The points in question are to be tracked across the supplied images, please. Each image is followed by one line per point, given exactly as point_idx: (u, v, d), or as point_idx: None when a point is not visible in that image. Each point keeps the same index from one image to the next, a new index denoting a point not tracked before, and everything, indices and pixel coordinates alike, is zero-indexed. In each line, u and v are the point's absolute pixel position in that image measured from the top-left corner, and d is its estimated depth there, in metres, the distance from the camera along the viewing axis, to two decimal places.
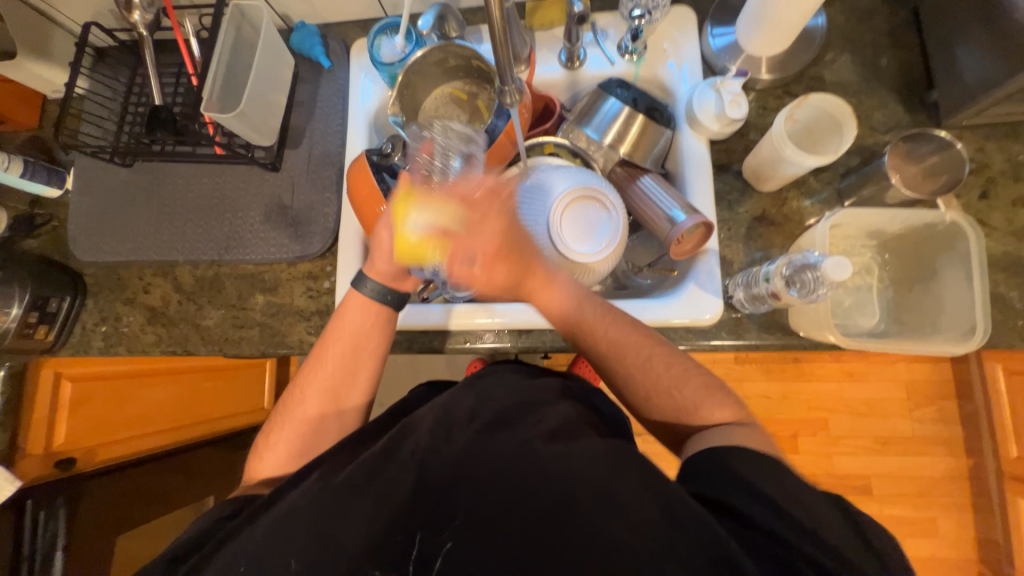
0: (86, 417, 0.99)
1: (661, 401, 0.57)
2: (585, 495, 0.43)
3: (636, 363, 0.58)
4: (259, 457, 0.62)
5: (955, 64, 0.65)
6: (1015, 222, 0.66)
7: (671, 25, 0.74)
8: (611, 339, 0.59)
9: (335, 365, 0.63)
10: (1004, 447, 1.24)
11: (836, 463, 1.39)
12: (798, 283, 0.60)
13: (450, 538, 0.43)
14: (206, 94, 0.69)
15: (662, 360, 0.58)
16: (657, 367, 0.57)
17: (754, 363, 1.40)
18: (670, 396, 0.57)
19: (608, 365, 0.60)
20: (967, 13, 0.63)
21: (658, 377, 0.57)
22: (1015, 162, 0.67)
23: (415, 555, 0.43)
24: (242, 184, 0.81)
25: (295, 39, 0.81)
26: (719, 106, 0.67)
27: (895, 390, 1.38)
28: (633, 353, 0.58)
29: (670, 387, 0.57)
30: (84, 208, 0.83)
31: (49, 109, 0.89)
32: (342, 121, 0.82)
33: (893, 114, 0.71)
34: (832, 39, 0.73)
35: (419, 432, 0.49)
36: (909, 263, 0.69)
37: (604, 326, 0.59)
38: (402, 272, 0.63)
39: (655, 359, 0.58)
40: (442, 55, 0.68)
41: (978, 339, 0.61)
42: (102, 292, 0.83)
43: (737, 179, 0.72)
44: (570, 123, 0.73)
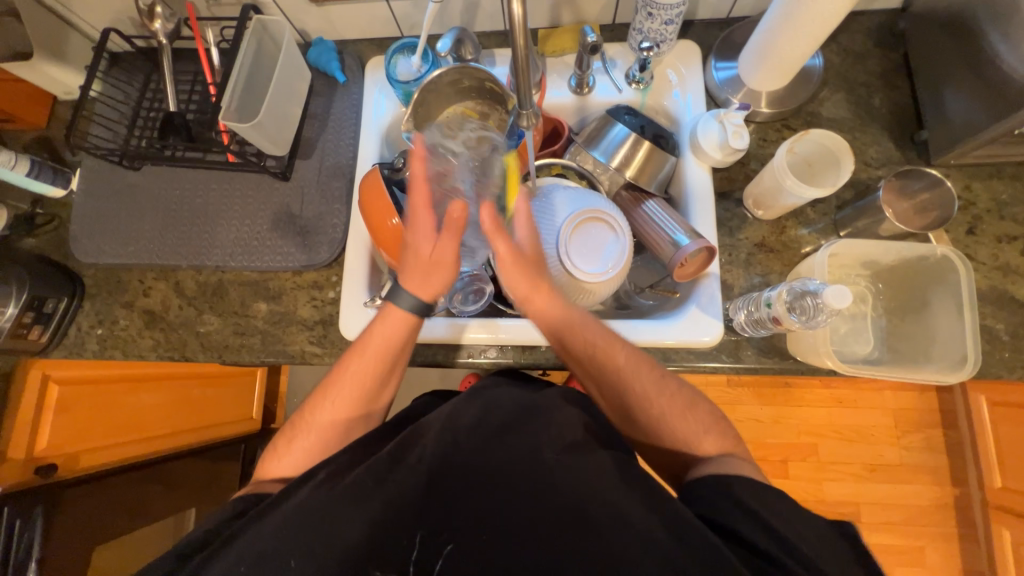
0: (72, 420, 0.96)
1: (663, 425, 0.57)
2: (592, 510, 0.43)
3: (647, 392, 0.58)
4: (277, 457, 0.61)
5: (943, 107, 0.69)
6: (1000, 257, 0.69)
7: (677, 58, 0.78)
8: (626, 364, 0.58)
9: (367, 375, 0.62)
10: (989, 477, 1.26)
11: (826, 489, 1.39)
12: (798, 308, 0.61)
13: (450, 541, 0.45)
14: (225, 103, 0.70)
15: (671, 386, 0.59)
16: (669, 395, 0.58)
17: (746, 386, 1.42)
18: (681, 422, 0.57)
19: (614, 390, 0.59)
20: (955, 60, 0.67)
21: (668, 407, 0.57)
22: (999, 201, 0.71)
23: (415, 559, 0.44)
24: (251, 192, 0.82)
25: (313, 54, 0.83)
26: (722, 136, 0.70)
27: (883, 417, 1.40)
28: (644, 380, 0.58)
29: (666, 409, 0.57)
30: (88, 209, 0.83)
31: (59, 110, 0.89)
32: (354, 134, 0.83)
33: (885, 151, 0.74)
34: (827, 79, 0.77)
35: (427, 438, 0.49)
36: (901, 292, 0.71)
37: (619, 349, 0.59)
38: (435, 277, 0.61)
39: (666, 389, 0.58)
40: (457, 75, 0.70)
41: (970, 370, 0.62)
42: (101, 294, 0.82)
43: (738, 207, 0.74)
44: (578, 145, 0.75)
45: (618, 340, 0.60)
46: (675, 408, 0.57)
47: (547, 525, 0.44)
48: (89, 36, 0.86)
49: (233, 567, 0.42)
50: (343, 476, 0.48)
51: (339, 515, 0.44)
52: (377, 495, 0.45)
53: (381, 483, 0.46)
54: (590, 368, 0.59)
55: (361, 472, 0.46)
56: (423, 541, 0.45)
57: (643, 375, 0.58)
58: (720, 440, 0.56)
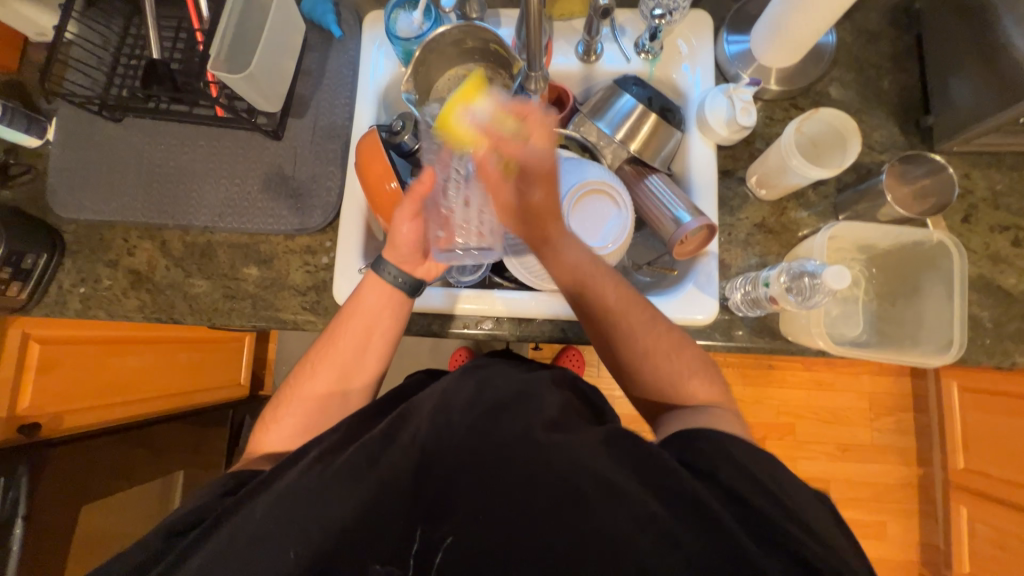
0: (57, 381, 0.94)
1: (644, 364, 0.58)
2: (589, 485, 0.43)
3: (646, 346, 0.58)
4: (267, 427, 0.61)
5: (951, 93, 0.69)
6: (991, 247, 0.70)
7: (689, 28, 0.75)
8: (618, 303, 0.59)
9: (348, 343, 0.62)
10: (953, 458, 1.32)
11: (801, 467, 1.45)
12: (796, 289, 0.62)
13: (450, 532, 0.45)
14: (213, 51, 0.65)
15: (663, 329, 0.59)
16: (658, 335, 0.59)
17: (732, 366, 1.46)
18: (663, 367, 0.58)
19: (604, 325, 0.60)
20: (967, 44, 0.66)
21: (654, 347, 0.58)
22: (996, 190, 0.71)
23: (416, 549, 0.46)
24: (241, 151, 0.78)
25: (307, 4, 0.79)
26: (730, 112, 0.69)
27: (859, 400, 1.45)
28: (640, 332, 0.59)
29: (675, 370, 0.58)
30: (66, 161, 0.79)
31: (31, 53, 0.83)
32: (351, 94, 0.80)
33: (890, 135, 0.74)
34: (839, 59, 0.76)
35: (421, 415, 0.49)
36: (893, 277, 0.72)
37: (613, 288, 0.59)
38: (419, 255, 0.63)
39: (669, 341, 0.59)
40: (460, 35, 0.67)
41: (955, 353, 0.65)
42: (83, 251, 0.79)
43: (740, 186, 0.74)
44: (582, 115, 0.73)
45: (623, 285, 0.60)
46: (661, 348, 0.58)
47: (549, 499, 0.44)
48: None
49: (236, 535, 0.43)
50: (340, 452, 0.48)
51: (339, 485, 0.44)
52: (376, 466, 0.45)
53: (378, 459, 0.46)
54: (583, 299, 0.60)
55: (354, 450, 0.46)
56: (424, 536, 0.46)
57: (633, 316, 0.59)
58: None
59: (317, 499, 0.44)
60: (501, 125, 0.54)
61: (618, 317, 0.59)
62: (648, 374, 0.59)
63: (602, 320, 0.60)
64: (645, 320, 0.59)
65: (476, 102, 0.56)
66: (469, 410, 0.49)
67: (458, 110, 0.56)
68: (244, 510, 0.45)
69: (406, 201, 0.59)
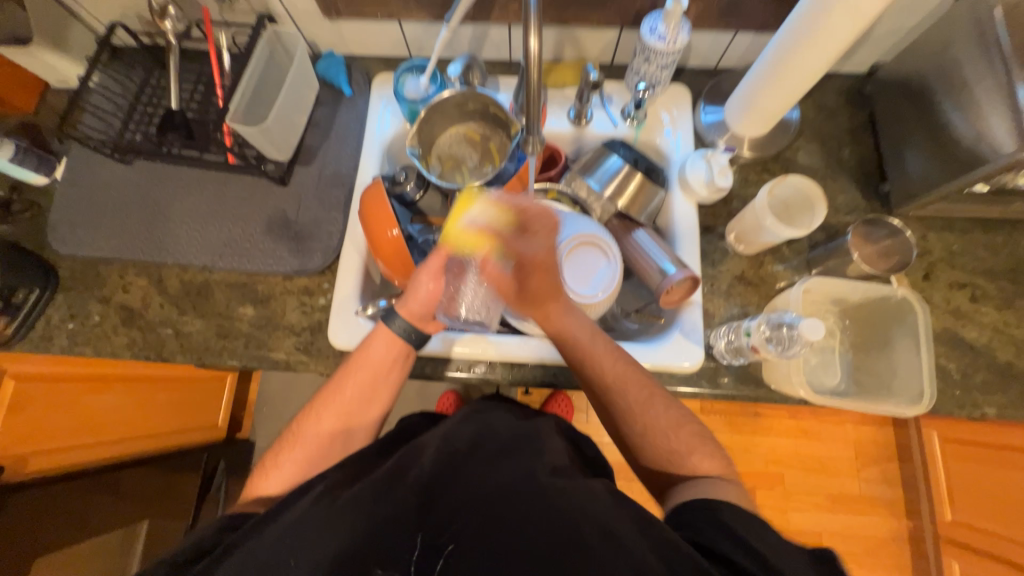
0: (27, 419, 0.89)
1: (647, 435, 0.60)
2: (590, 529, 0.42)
3: (643, 408, 0.61)
4: (265, 474, 0.59)
5: (903, 164, 0.77)
6: (952, 302, 0.76)
7: (670, 99, 0.83)
8: (617, 377, 0.61)
9: (353, 393, 0.62)
10: (940, 511, 1.32)
11: (791, 519, 1.44)
12: (776, 339, 0.65)
13: (451, 540, 0.44)
14: (233, 106, 0.71)
15: (661, 402, 0.61)
16: (655, 411, 0.60)
17: (718, 414, 1.47)
18: (663, 437, 0.60)
19: (607, 399, 0.62)
20: (913, 124, 0.75)
21: (654, 421, 0.60)
22: (951, 251, 0.78)
23: (416, 557, 0.43)
24: (247, 194, 0.82)
25: (321, 66, 0.85)
26: (708, 174, 0.75)
27: (845, 449, 1.46)
28: (635, 394, 0.61)
29: (668, 429, 0.60)
30: (71, 199, 0.81)
31: (49, 97, 0.87)
32: (357, 146, 0.84)
33: (853, 199, 0.81)
34: (803, 131, 0.84)
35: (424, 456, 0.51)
36: (866, 329, 0.76)
37: (612, 360, 0.62)
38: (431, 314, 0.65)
39: (663, 403, 0.61)
40: (462, 99, 0.74)
41: (925, 404, 0.68)
42: (76, 287, 0.79)
43: (720, 241, 0.79)
44: (574, 172, 0.78)
45: (617, 352, 0.63)
46: (660, 423, 0.60)
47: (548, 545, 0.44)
48: (91, 28, 0.84)
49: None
50: (340, 491, 0.48)
51: (338, 523, 0.44)
52: (377, 506, 0.46)
53: (380, 497, 0.46)
54: (584, 372, 0.63)
55: (361, 486, 0.47)
56: (424, 543, 0.44)
57: (634, 391, 0.61)
58: (707, 467, 0.58)
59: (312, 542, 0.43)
60: (502, 226, 0.59)
61: (614, 383, 0.61)
62: (651, 444, 0.60)
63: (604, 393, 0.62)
64: (639, 382, 0.62)
65: (472, 208, 0.59)
66: (473, 451, 0.51)
67: (457, 220, 0.59)
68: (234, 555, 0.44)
69: (432, 259, 0.63)
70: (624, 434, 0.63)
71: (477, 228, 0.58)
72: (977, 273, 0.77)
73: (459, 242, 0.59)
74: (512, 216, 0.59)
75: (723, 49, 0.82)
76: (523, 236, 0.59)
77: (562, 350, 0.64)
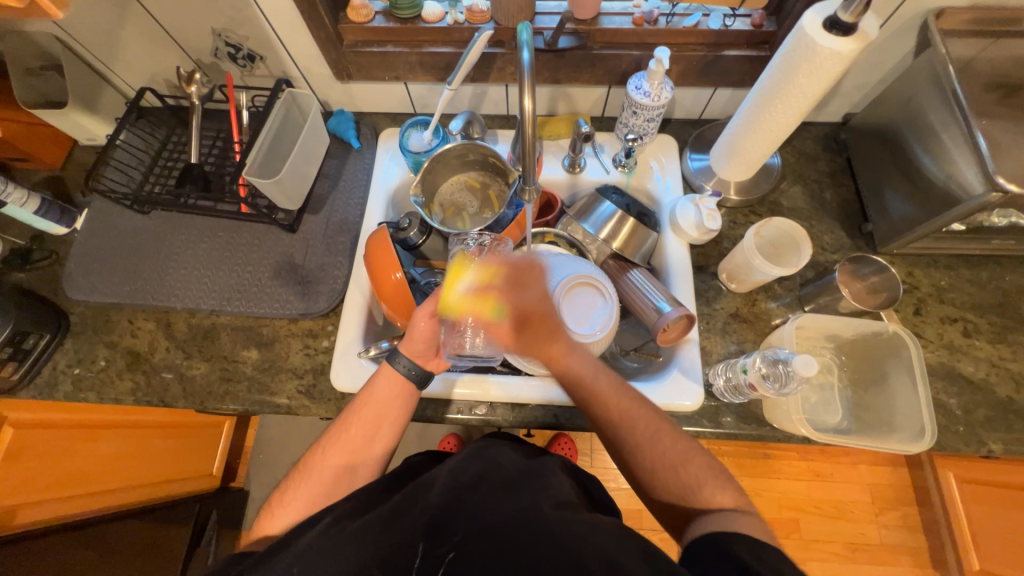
0: (23, 469, 0.88)
1: (655, 471, 0.58)
2: (596, 565, 0.42)
3: (650, 445, 0.59)
4: (271, 513, 0.59)
5: (884, 204, 0.80)
6: (945, 337, 0.77)
7: (658, 148, 0.89)
8: (623, 413, 0.61)
9: (358, 429, 0.62)
10: (966, 558, 1.25)
11: (810, 569, 1.36)
12: (773, 376, 0.66)
13: (452, 547, 0.45)
14: (249, 161, 0.76)
15: (670, 436, 0.60)
16: (662, 447, 0.59)
17: (726, 455, 1.43)
18: (674, 474, 0.57)
19: (614, 434, 0.61)
20: (888, 168, 0.79)
21: (661, 456, 0.58)
22: (939, 287, 0.80)
23: (418, 564, 0.44)
24: (257, 241, 0.85)
25: (332, 122, 0.91)
26: (697, 217, 0.78)
27: (861, 492, 1.41)
28: (643, 429, 0.60)
29: (676, 464, 0.58)
30: (89, 248, 0.85)
31: (76, 154, 0.94)
32: (363, 194, 0.89)
33: (839, 238, 0.84)
34: (786, 175, 0.89)
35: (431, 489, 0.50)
36: (863, 365, 0.77)
37: (618, 399, 0.61)
38: (431, 351, 0.66)
39: (669, 439, 0.59)
40: (463, 150, 0.79)
41: (927, 442, 0.67)
42: (85, 332, 0.81)
43: (713, 280, 0.81)
44: (570, 217, 0.82)
45: (623, 388, 0.63)
46: (666, 461, 0.58)
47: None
48: (122, 92, 0.91)
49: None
50: (348, 521, 0.48)
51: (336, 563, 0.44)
52: (379, 541, 0.46)
53: (381, 535, 0.46)
54: (589, 411, 0.62)
55: (366, 520, 0.48)
56: (425, 554, 0.45)
57: (641, 427, 0.60)
58: None
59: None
60: (491, 283, 0.63)
61: (622, 421, 0.60)
62: (660, 479, 0.58)
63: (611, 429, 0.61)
64: (646, 418, 0.61)
65: (462, 279, 0.63)
66: (479, 484, 0.51)
67: (450, 291, 0.62)
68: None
69: (429, 302, 0.66)
70: (633, 473, 0.61)
71: (469, 293, 0.62)
72: (967, 308, 0.79)
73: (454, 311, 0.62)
74: (503, 273, 0.64)
75: (705, 102, 0.89)
76: (516, 288, 0.63)
77: (567, 389, 0.64)
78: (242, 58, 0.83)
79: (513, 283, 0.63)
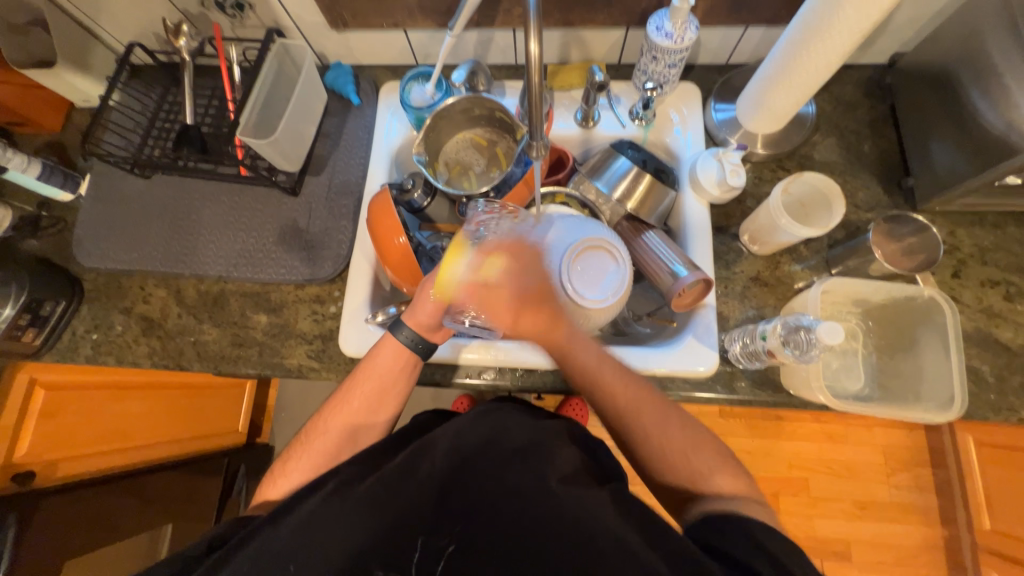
0: (60, 426, 0.94)
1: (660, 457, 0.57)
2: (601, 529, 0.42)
3: (654, 429, 0.58)
4: (273, 482, 0.60)
5: (928, 155, 0.73)
6: (984, 301, 0.72)
7: (679, 98, 0.82)
8: (630, 403, 0.59)
9: (361, 400, 0.63)
10: (978, 519, 1.25)
11: (817, 526, 1.39)
12: (793, 343, 0.63)
13: (452, 542, 0.46)
14: (244, 120, 0.73)
15: (678, 423, 0.58)
16: (672, 433, 0.57)
17: (738, 418, 1.43)
18: (684, 460, 0.56)
19: (619, 424, 0.60)
20: (937, 114, 0.72)
21: (669, 442, 0.57)
22: (983, 247, 0.74)
23: (417, 558, 0.45)
24: (259, 206, 0.83)
25: (330, 77, 0.86)
26: (720, 174, 0.73)
27: (874, 454, 1.41)
28: (652, 417, 0.58)
29: (685, 450, 0.57)
30: (95, 215, 0.84)
31: (74, 116, 0.91)
32: (366, 154, 0.85)
33: (874, 195, 0.78)
34: (820, 126, 0.81)
35: (439, 452, 0.50)
36: (890, 331, 0.73)
37: (623, 387, 0.60)
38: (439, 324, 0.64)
39: (678, 424, 0.58)
40: (468, 104, 0.74)
41: (958, 409, 0.64)
42: (100, 299, 0.82)
43: (734, 241, 0.77)
44: (582, 175, 0.77)
45: (629, 374, 0.61)
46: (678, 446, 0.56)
47: (564, 548, 0.43)
48: (113, 49, 0.88)
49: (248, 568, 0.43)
50: (356, 483, 0.49)
51: (349, 523, 0.45)
52: (390, 501, 0.46)
53: (395, 493, 0.47)
54: (594, 399, 0.61)
55: (375, 482, 0.48)
56: (424, 544, 0.46)
57: (647, 415, 0.58)
58: (727, 477, 0.55)
59: (328, 537, 0.45)
60: (491, 272, 0.62)
61: (629, 409, 0.59)
62: (664, 458, 0.57)
63: (617, 417, 0.60)
64: (654, 405, 0.59)
65: (460, 261, 0.62)
66: (487, 453, 0.50)
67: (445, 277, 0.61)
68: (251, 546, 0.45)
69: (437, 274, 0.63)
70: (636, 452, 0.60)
71: (469, 277, 0.61)
72: (1011, 270, 0.73)
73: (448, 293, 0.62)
74: (504, 262, 0.63)
75: (733, 45, 0.81)
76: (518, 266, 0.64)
77: (568, 376, 0.63)
78: (229, 7, 0.77)
79: (508, 271, 0.63)
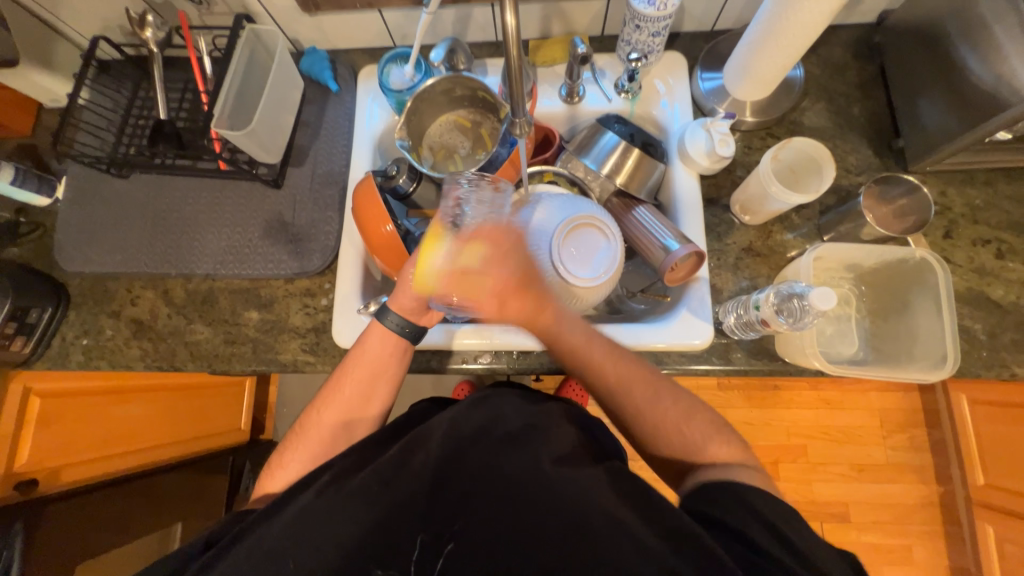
0: (59, 433, 0.93)
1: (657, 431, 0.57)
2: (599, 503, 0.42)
3: (645, 406, 0.58)
4: (267, 477, 0.60)
5: (918, 114, 0.72)
6: (976, 260, 0.72)
7: (664, 68, 0.80)
8: (620, 377, 0.59)
9: (353, 389, 0.62)
10: (972, 474, 1.28)
11: (816, 491, 1.42)
12: (786, 311, 0.63)
13: (451, 539, 0.46)
14: (218, 111, 0.71)
15: (670, 397, 0.58)
16: (665, 409, 0.58)
17: (736, 390, 1.45)
18: (681, 432, 0.57)
19: (612, 404, 0.61)
20: (927, 71, 0.70)
21: (663, 418, 0.58)
22: (974, 206, 0.74)
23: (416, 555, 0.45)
24: (242, 200, 0.81)
25: (305, 63, 0.84)
26: (708, 144, 0.72)
27: (870, 418, 1.43)
28: (642, 393, 0.59)
29: (679, 425, 0.57)
30: (74, 218, 0.82)
31: (44, 118, 0.88)
32: (348, 142, 0.83)
33: (865, 158, 0.77)
34: (808, 90, 0.80)
35: (437, 437, 0.50)
36: (883, 294, 0.73)
37: (613, 362, 0.60)
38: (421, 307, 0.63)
39: (670, 398, 0.58)
40: (449, 85, 0.72)
41: (950, 368, 0.65)
42: (87, 304, 0.80)
43: (725, 213, 0.76)
44: (569, 153, 0.76)
45: (618, 349, 0.61)
46: (671, 421, 0.57)
47: (564, 524, 0.44)
48: (78, 45, 0.84)
49: (252, 561, 0.44)
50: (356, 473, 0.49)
51: (351, 512, 0.46)
52: (389, 489, 0.47)
53: (393, 481, 0.47)
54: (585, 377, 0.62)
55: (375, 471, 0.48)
56: (425, 543, 0.46)
57: (639, 390, 0.59)
58: (726, 447, 0.55)
59: (331, 526, 0.45)
60: (469, 262, 0.58)
61: (620, 386, 0.59)
62: (662, 432, 0.57)
63: (609, 395, 0.60)
64: (644, 380, 0.59)
65: (436, 252, 0.59)
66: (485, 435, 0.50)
67: (423, 267, 0.59)
68: (252, 540, 0.45)
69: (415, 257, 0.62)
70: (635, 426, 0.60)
71: (445, 269, 0.58)
72: (1003, 227, 0.73)
73: (425, 286, 0.60)
74: (481, 250, 0.58)
75: (718, 10, 0.78)
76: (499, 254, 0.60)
77: (558, 357, 0.63)
78: None
79: (488, 261, 0.59)
